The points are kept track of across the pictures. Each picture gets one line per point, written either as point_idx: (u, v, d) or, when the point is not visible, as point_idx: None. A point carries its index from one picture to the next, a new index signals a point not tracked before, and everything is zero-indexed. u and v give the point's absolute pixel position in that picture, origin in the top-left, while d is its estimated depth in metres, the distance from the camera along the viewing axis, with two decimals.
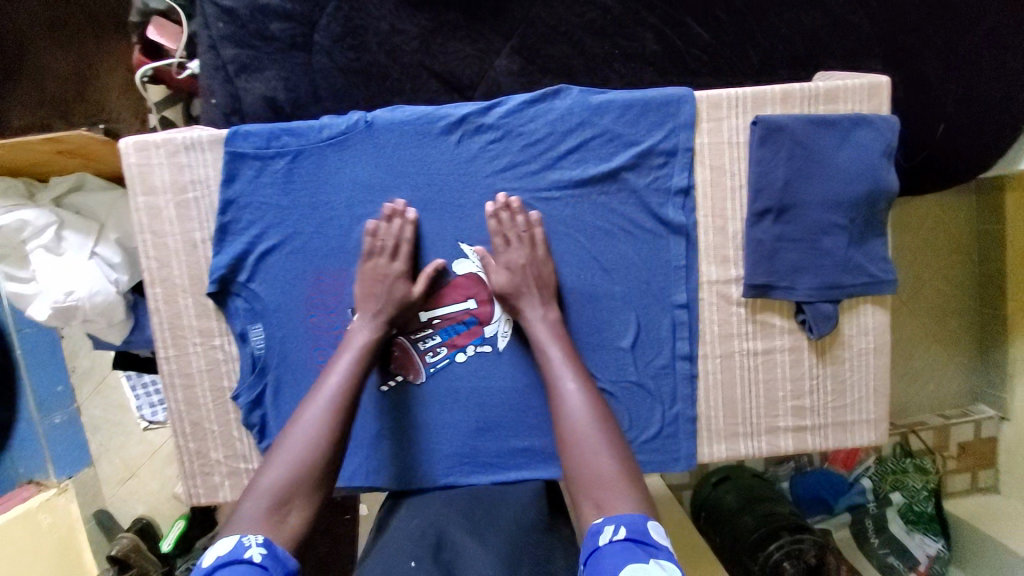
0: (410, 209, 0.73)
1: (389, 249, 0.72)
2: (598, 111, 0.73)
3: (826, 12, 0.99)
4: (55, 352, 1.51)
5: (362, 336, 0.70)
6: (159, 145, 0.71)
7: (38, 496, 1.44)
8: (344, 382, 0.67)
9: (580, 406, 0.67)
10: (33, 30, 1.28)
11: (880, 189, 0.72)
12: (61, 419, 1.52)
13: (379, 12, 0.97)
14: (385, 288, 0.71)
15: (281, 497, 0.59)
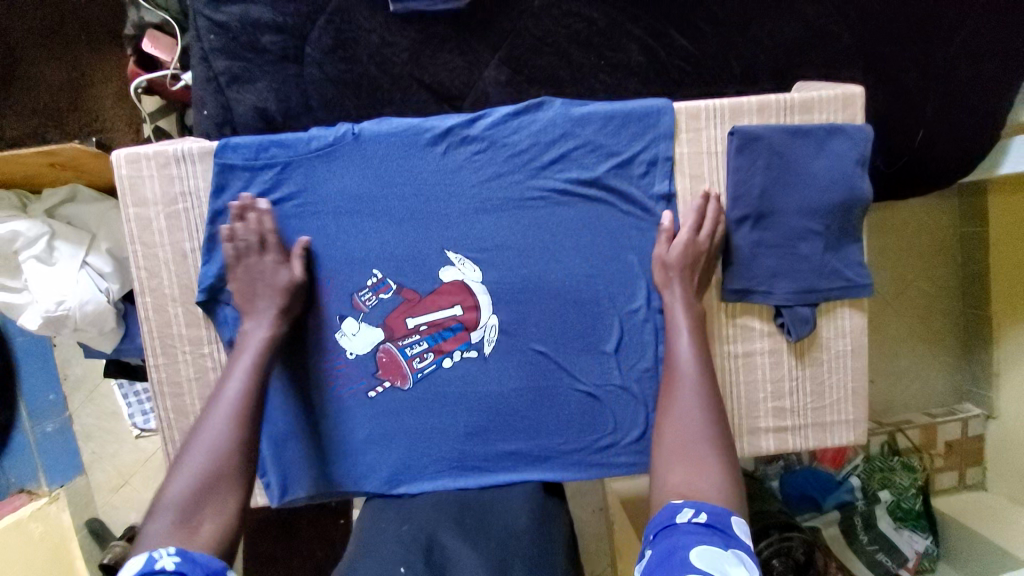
0: (269, 206, 0.73)
1: (256, 245, 0.72)
2: (580, 123, 0.75)
3: (807, 22, 1.01)
4: (47, 360, 1.52)
5: (255, 334, 0.71)
6: (150, 157, 0.73)
7: (30, 505, 1.43)
8: (243, 384, 0.67)
9: (706, 391, 0.68)
10: (27, 40, 1.29)
11: (855, 196, 0.74)
12: (53, 427, 1.52)
13: (369, 24, 0.98)
14: (278, 282, 0.72)
15: (189, 505, 0.58)
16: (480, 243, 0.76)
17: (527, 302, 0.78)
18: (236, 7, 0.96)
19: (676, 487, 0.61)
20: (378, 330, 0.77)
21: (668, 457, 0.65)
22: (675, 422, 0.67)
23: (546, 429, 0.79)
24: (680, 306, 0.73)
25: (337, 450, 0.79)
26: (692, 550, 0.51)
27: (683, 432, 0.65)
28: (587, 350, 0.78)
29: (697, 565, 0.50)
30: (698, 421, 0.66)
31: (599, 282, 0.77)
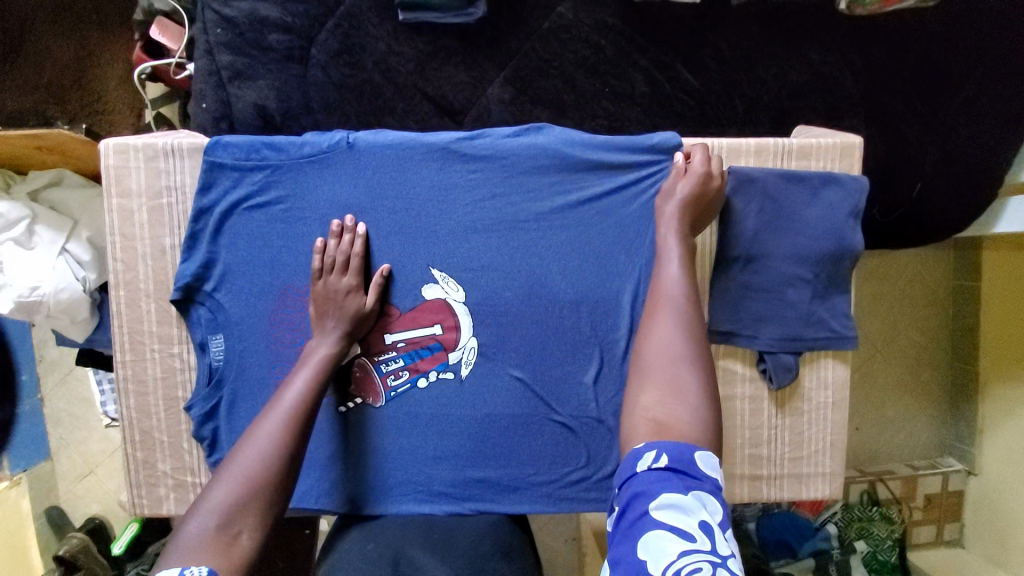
0: (360, 226, 0.73)
1: (339, 265, 0.72)
2: (578, 149, 0.75)
3: (811, 68, 1.02)
4: (23, 340, 1.49)
5: (321, 351, 0.69)
6: (138, 149, 0.71)
7: None
8: (301, 396, 0.64)
9: (691, 313, 0.61)
10: (36, 16, 1.29)
11: (845, 246, 0.74)
12: (23, 410, 1.49)
13: (377, 33, 0.99)
14: (351, 302, 0.71)
15: (228, 515, 0.54)
16: (466, 263, 0.75)
17: (509, 326, 0.76)
18: (246, 4, 0.96)
19: (648, 411, 0.56)
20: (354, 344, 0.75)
21: (642, 383, 0.58)
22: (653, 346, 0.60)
23: (518, 458, 0.77)
24: (674, 236, 0.67)
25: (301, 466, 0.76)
26: (654, 500, 0.49)
27: (665, 347, 0.59)
28: (566, 381, 0.77)
29: (658, 526, 0.47)
30: (677, 347, 0.59)
31: (582, 313, 0.76)
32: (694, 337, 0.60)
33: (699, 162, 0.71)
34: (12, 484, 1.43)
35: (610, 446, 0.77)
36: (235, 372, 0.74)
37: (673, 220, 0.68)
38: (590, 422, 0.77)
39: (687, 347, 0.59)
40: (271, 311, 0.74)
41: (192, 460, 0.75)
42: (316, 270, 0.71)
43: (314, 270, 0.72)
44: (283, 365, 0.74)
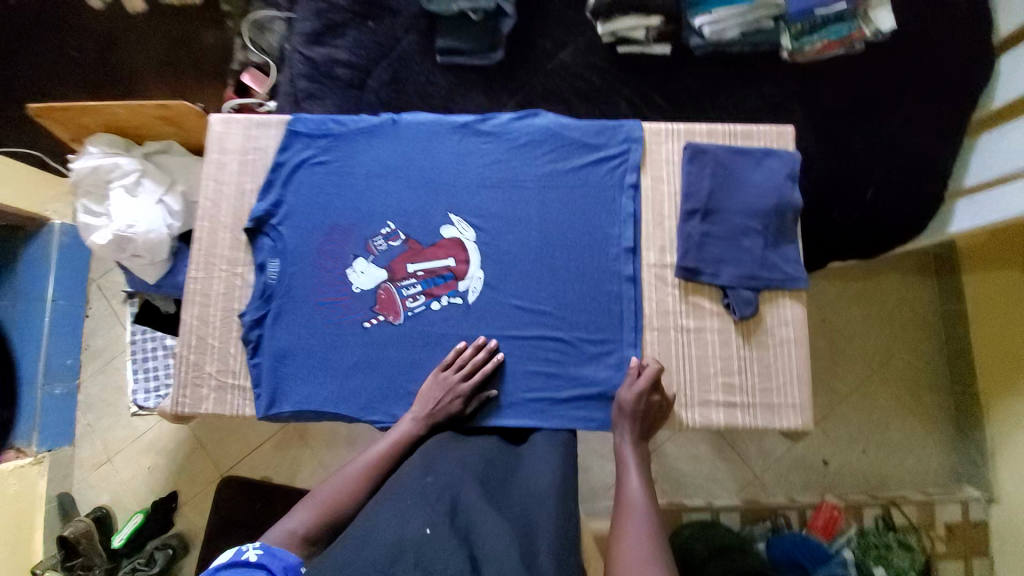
0: (493, 343, 0.88)
1: (459, 366, 0.85)
2: (568, 131, 0.95)
3: (764, 97, 1.28)
4: (75, 328, 1.61)
5: (409, 429, 0.82)
6: (239, 121, 0.96)
7: (15, 460, 1.43)
8: (383, 463, 0.79)
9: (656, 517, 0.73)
10: (145, 68, 1.66)
11: (786, 203, 0.91)
12: (61, 391, 1.56)
13: (420, 69, 1.30)
14: (444, 399, 0.83)
15: (306, 538, 0.69)
16: (477, 210, 0.93)
17: (509, 263, 0.92)
18: (324, 50, 1.29)
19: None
20: (382, 270, 0.91)
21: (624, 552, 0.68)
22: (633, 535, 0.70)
23: (517, 376, 0.88)
24: (630, 449, 0.81)
25: (327, 372, 0.88)
26: None
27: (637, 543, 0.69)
28: (557, 309, 0.90)
29: None
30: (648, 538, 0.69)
31: (572, 252, 0.92)
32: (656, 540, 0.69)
33: (642, 380, 0.83)
34: (34, 462, 1.46)
35: (597, 369, 0.88)
36: (284, 289, 0.90)
37: (631, 443, 0.81)
38: (577, 345, 0.88)
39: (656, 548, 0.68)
40: (319, 242, 0.92)
41: (236, 363, 0.89)
42: (443, 364, 0.85)
43: (444, 363, 0.86)
44: (323, 286, 0.90)
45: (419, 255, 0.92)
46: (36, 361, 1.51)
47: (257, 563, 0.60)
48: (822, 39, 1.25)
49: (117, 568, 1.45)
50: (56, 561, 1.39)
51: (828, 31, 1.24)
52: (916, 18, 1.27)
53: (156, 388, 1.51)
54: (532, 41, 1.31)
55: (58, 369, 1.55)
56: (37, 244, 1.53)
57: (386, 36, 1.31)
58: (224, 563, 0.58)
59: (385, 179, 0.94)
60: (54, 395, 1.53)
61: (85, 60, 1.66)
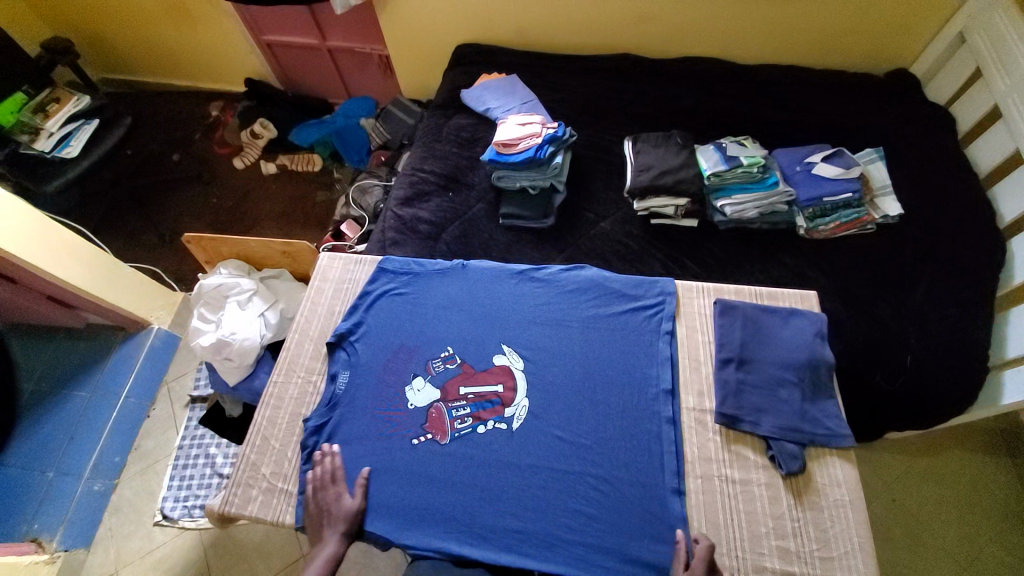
0: (334, 446, 0.94)
1: (329, 479, 0.91)
2: (610, 283, 1.11)
3: (787, 267, 1.44)
4: (134, 426, 1.65)
5: (326, 553, 0.84)
6: (341, 258, 1.20)
7: (31, 556, 1.34)
8: None
9: None
10: (265, 216, 2.09)
11: (816, 359, 0.97)
12: (99, 488, 1.54)
13: (486, 228, 1.58)
14: (338, 509, 0.88)
15: None
16: (528, 343, 1.05)
17: (553, 394, 0.98)
18: (410, 211, 1.62)
19: None
20: (437, 390, 1.00)
21: None
22: None
23: (554, 511, 0.87)
24: None
25: (370, 486, 0.91)
26: None
27: None
28: (597, 443, 0.93)
29: None
30: None
31: (613, 388, 0.98)
32: None
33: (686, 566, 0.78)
34: (47, 561, 1.37)
35: (637, 514, 0.86)
36: (348, 399, 1.00)
37: None
38: (616, 484, 0.88)
39: None
40: (385, 360, 1.04)
41: (289, 468, 0.95)
42: (312, 490, 0.89)
43: (312, 489, 0.90)
44: (381, 400, 0.99)
45: (470, 385, 1.00)
46: (92, 453, 1.53)
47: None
48: (835, 221, 1.44)
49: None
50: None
51: (839, 215, 1.43)
52: (919, 209, 1.46)
53: (186, 498, 1.50)
54: (579, 211, 1.59)
55: (106, 466, 1.56)
56: (130, 344, 1.68)
57: (461, 204, 1.64)
58: None
59: (449, 311, 1.10)
60: (91, 492, 1.51)
61: (221, 206, 2.13)
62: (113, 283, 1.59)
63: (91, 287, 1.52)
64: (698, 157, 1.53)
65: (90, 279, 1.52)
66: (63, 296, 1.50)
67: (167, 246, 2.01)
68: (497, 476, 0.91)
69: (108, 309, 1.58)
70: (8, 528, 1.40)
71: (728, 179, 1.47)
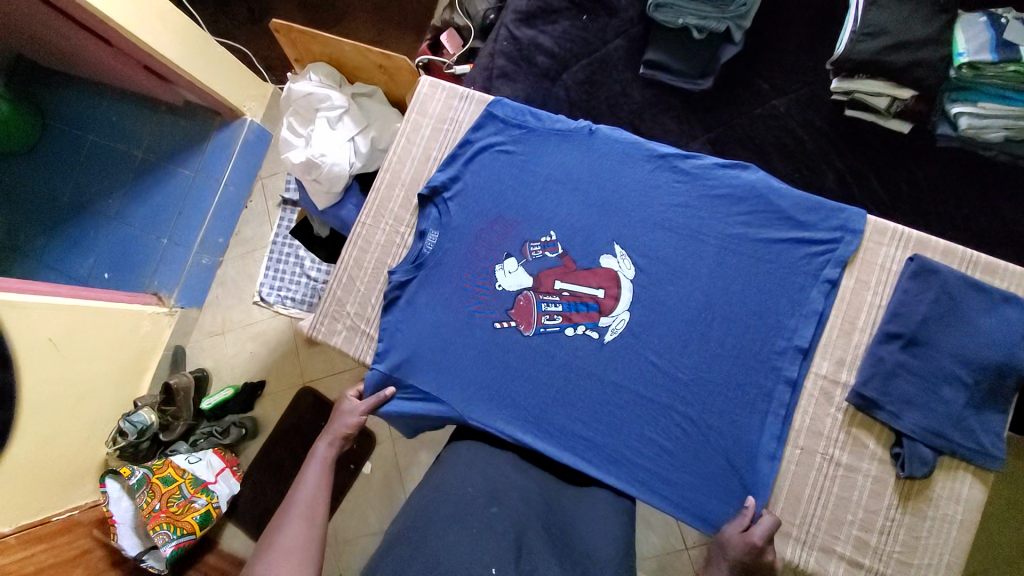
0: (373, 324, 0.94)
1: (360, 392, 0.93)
2: (774, 198, 0.85)
3: (1005, 223, 1.07)
4: (234, 213, 1.73)
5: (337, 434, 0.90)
6: (445, 89, 0.99)
7: (153, 307, 1.59)
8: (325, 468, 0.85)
9: None
10: (360, 5, 1.77)
11: (1015, 365, 0.74)
12: (205, 262, 1.69)
13: (618, 78, 1.25)
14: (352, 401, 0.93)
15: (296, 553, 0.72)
16: (646, 250, 0.87)
17: (659, 315, 0.85)
18: (531, 32, 1.28)
19: None
20: (529, 278, 0.89)
21: None
22: None
23: (627, 433, 0.83)
24: None
25: (445, 352, 0.89)
26: None
27: None
28: (696, 381, 0.82)
29: None
30: None
31: (734, 328, 0.83)
32: None
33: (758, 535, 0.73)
34: (167, 313, 1.62)
35: (712, 461, 0.80)
36: (434, 262, 0.92)
37: None
38: (702, 427, 0.81)
39: None
40: (478, 229, 0.92)
41: (371, 313, 0.94)
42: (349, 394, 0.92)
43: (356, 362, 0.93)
44: (469, 272, 0.91)
45: (567, 279, 0.88)
46: (198, 231, 1.65)
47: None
48: None
49: (196, 427, 1.56)
50: (155, 401, 1.52)
51: None
52: None
53: (280, 288, 1.66)
54: (749, 78, 1.19)
55: (210, 244, 1.69)
56: (226, 132, 1.65)
57: (596, 37, 1.26)
58: None
59: (560, 186, 0.91)
60: (199, 264, 1.68)
61: None
62: (209, 66, 1.50)
63: (183, 63, 1.42)
64: (960, 33, 1.03)
65: (183, 55, 1.42)
66: (159, 69, 1.41)
67: (257, 23, 1.80)
68: (575, 382, 0.86)
69: (203, 92, 1.51)
70: (130, 279, 1.60)
71: (988, 78, 1.01)
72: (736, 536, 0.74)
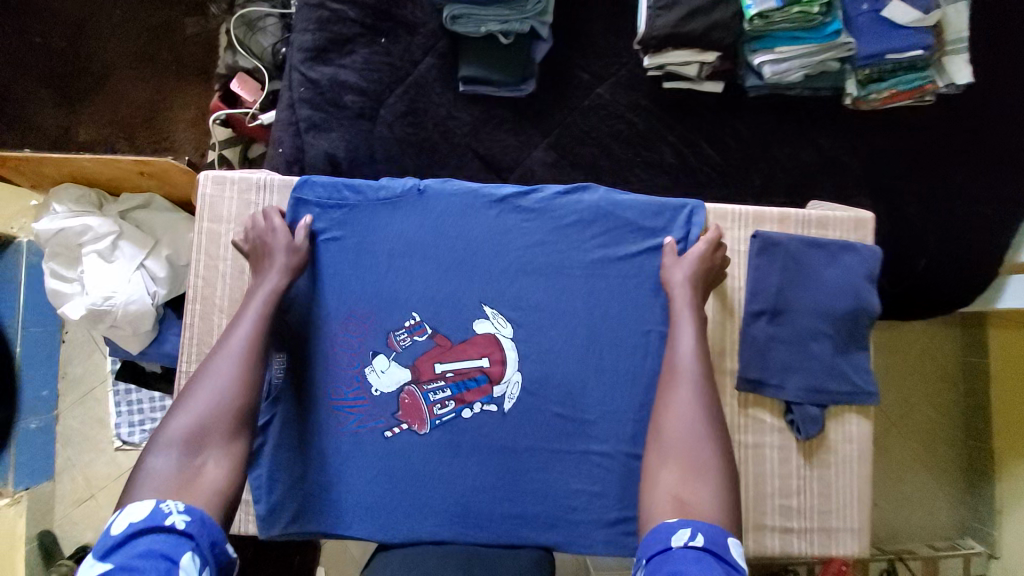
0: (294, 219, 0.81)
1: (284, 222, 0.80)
2: (619, 207, 0.83)
3: (820, 152, 1.17)
4: (50, 353, 1.39)
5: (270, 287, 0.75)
6: (234, 182, 0.82)
7: None
8: (248, 333, 0.71)
9: (706, 391, 0.70)
10: (121, 62, 1.45)
11: (863, 308, 0.81)
12: (36, 426, 1.36)
13: (440, 100, 1.14)
14: (284, 247, 0.77)
15: (191, 443, 0.63)
16: (516, 302, 0.82)
17: (551, 364, 0.81)
18: (330, 69, 1.11)
19: (671, 489, 0.64)
20: (406, 370, 0.80)
21: (664, 456, 0.67)
22: (675, 419, 0.69)
23: (556, 493, 0.80)
24: (689, 307, 0.76)
25: (341, 487, 0.78)
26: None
27: (686, 423, 0.68)
28: (607, 418, 0.80)
29: None
30: (699, 420, 0.68)
31: (621, 352, 0.81)
32: (711, 413, 0.69)
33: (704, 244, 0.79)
34: (10, 503, 1.28)
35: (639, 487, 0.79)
36: (294, 390, 0.79)
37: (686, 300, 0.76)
38: (623, 459, 0.80)
39: (705, 423, 0.68)
40: (331, 335, 0.80)
41: None
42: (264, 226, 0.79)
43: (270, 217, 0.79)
44: (337, 387, 0.79)
45: (446, 355, 0.80)
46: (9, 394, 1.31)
47: (183, 532, 0.56)
48: (891, 89, 1.10)
49: None
50: None
51: (900, 80, 1.09)
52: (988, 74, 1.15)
53: (142, 423, 1.39)
54: (569, 70, 1.16)
55: (33, 403, 1.36)
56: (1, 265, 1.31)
57: (404, 60, 1.14)
58: (142, 525, 0.55)
59: (412, 258, 0.82)
60: (29, 432, 1.34)
61: (49, 47, 1.44)
62: None
63: None
64: None
65: None
66: None
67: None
68: (488, 463, 0.79)
69: None
70: None
71: (777, 22, 1.03)
72: (682, 260, 0.79)
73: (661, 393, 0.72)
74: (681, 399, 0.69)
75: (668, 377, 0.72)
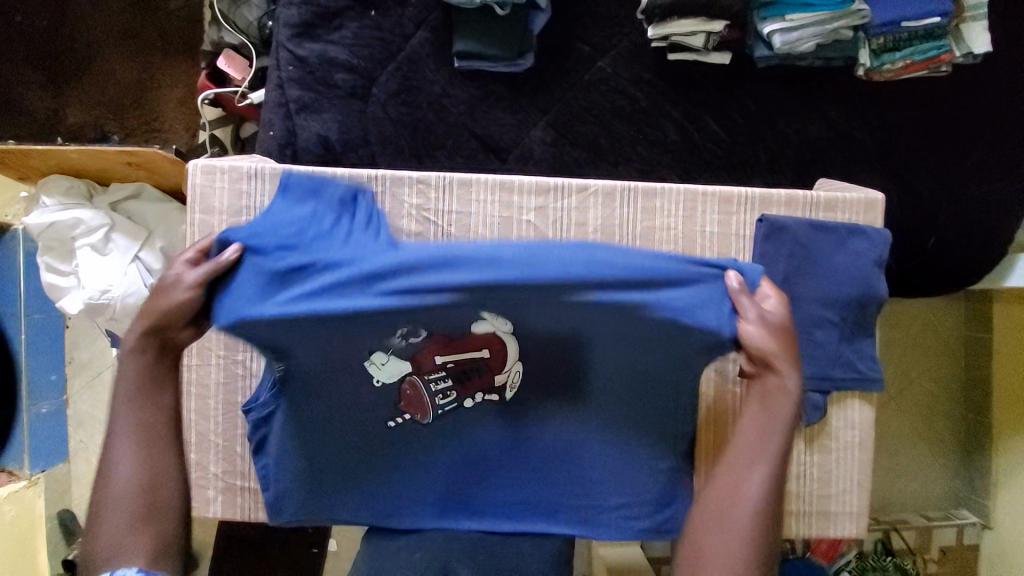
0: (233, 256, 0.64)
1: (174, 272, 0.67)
2: (651, 303, 0.58)
3: (830, 126, 1.12)
4: (55, 340, 1.40)
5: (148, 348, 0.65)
6: (225, 171, 0.80)
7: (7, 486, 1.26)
8: (134, 418, 0.64)
9: (765, 510, 0.65)
10: (104, 38, 1.39)
11: (870, 294, 0.79)
12: (47, 410, 1.39)
13: (434, 77, 1.10)
14: (164, 299, 0.65)
15: (119, 544, 0.60)
16: None
17: None
18: (318, 46, 1.06)
19: None
20: (405, 363, 0.71)
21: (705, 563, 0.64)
22: (727, 526, 0.64)
23: (558, 481, 0.81)
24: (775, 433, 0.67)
25: (347, 476, 0.79)
26: None
27: (737, 530, 0.64)
28: None
29: None
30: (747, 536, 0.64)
31: None
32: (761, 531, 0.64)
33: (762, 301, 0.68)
34: (29, 484, 1.30)
35: (640, 475, 0.80)
36: None
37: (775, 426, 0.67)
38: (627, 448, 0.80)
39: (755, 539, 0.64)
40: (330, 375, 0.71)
41: (243, 464, 0.81)
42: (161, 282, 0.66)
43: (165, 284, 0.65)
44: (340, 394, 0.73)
45: (450, 349, 0.72)
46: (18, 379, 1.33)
47: None
48: (906, 59, 1.05)
49: None
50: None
51: (916, 50, 1.04)
52: (1004, 43, 1.11)
53: None
54: (569, 43, 1.10)
55: (42, 387, 1.38)
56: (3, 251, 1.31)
57: (397, 35, 1.08)
58: None
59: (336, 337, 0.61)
60: (40, 416, 1.37)
61: (27, 23, 1.38)
62: None
63: None
64: None
65: None
66: None
67: None
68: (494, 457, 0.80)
69: None
70: None
71: None
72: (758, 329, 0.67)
73: (715, 498, 0.67)
74: (750, 480, 0.66)
75: (723, 481, 0.67)
